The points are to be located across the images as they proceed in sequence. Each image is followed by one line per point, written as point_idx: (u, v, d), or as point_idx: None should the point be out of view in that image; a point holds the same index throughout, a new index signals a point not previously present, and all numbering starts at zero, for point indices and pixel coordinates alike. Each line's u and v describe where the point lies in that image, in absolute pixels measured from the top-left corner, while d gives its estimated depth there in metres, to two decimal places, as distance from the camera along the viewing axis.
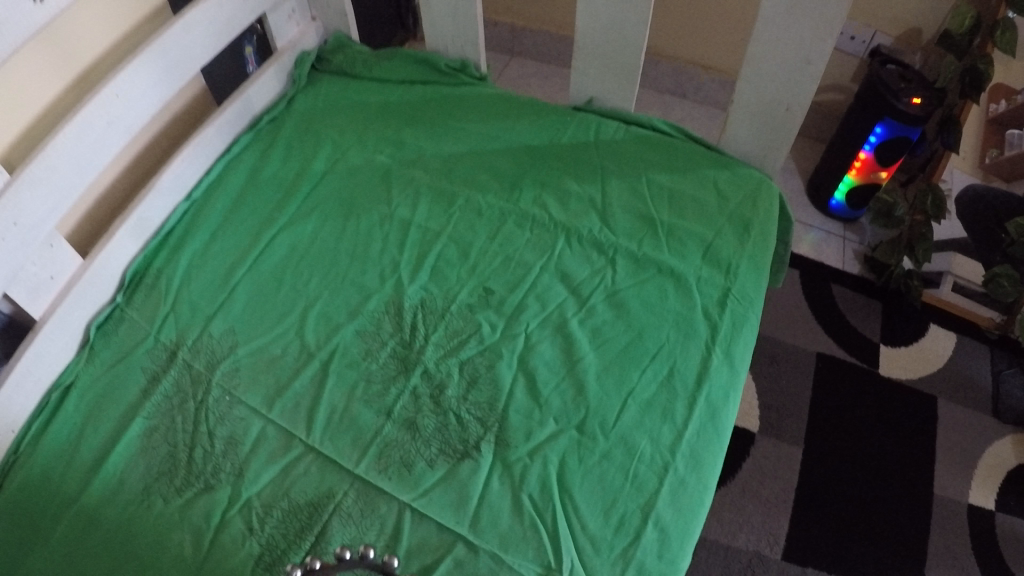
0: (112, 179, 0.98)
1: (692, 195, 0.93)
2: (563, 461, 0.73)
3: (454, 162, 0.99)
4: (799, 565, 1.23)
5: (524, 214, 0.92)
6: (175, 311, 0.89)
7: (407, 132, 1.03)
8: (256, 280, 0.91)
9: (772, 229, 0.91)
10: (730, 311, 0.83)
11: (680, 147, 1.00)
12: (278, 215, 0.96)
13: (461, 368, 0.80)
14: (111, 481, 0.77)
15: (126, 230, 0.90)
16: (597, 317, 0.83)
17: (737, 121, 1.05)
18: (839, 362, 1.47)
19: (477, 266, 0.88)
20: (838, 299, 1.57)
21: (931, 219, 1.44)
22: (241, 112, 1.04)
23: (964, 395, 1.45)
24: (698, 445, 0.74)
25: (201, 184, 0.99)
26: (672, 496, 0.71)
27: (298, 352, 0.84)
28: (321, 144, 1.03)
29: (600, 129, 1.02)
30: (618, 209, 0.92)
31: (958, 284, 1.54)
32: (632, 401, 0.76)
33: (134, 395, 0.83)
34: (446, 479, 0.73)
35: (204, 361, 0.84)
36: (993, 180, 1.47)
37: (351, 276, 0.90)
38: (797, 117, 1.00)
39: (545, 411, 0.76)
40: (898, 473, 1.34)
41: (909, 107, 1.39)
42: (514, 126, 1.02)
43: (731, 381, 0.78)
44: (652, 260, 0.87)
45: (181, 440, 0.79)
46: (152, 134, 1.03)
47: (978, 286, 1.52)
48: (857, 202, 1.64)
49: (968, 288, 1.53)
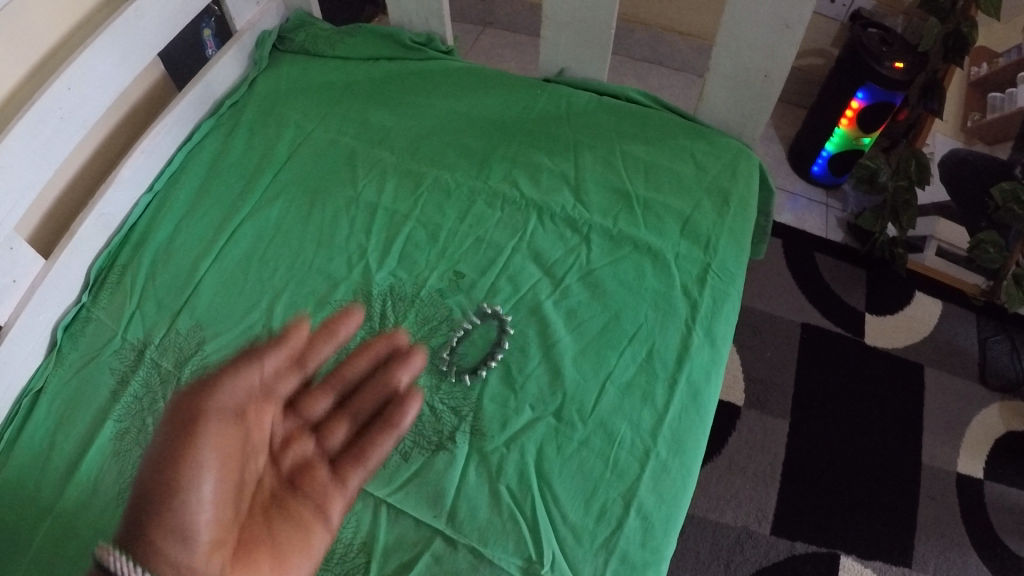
0: (71, 175, 0.93)
1: (670, 167, 0.90)
2: (541, 450, 0.70)
3: (421, 140, 0.95)
4: (788, 539, 1.22)
5: (495, 193, 0.88)
6: (142, 309, 0.84)
7: (372, 111, 0.98)
8: (222, 270, 0.86)
9: (752, 200, 0.88)
10: (710, 288, 0.80)
11: (663, 119, 0.96)
12: (241, 203, 0.91)
13: (435, 356, 0.76)
14: (84, 487, 0.74)
15: (87, 227, 0.86)
16: (572, 298, 0.79)
17: (714, 89, 1.02)
18: (825, 333, 1.46)
19: (447, 248, 0.84)
20: (823, 269, 1.55)
21: (914, 184, 1.40)
22: (200, 98, 0.98)
23: (950, 362, 1.45)
24: (679, 428, 0.71)
25: (163, 174, 0.94)
26: (654, 481, 0.69)
27: (264, 346, 0.80)
28: (282, 127, 0.98)
29: (575, 101, 0.97)
30: (593, 184, 0.88)
31: (942, 249, 1.52)
32: (610, 384, 0.73)
33: (103, 399, 0.79)
34: (420, 474, 0.70)
35: (172, 359, 0.80)
36: (975, 143, 1.41)
37: (317, 263, 0.85)
38: (775, 85, 0.96)
39: (521, 398, 0.73)
40: (886, 443, 1.34)
41: (891, 71, 1.35)
42: (484, 101, 0.98)
43: (712, 360, 0.76)
44: (628, 237, 0.84)
45: (151, 443, 0.76)
46: (112, 125, 0.98)
47: (962, 251, 1.49)
48: (839, 169, 1.61)
49: (952, 253, 1.51)
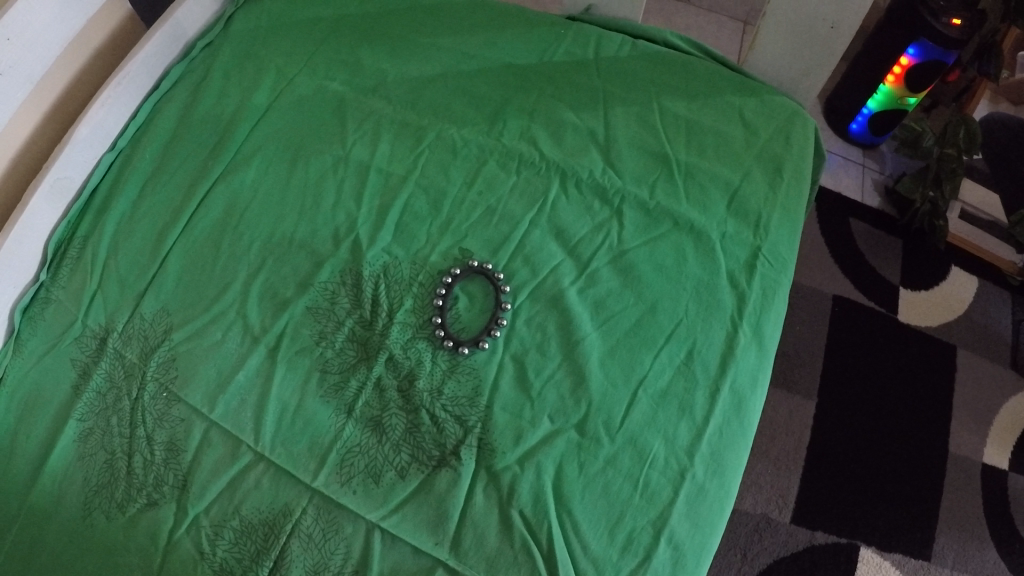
0: (26, 134, 0.76)
1: (717, 129, 0.76)
2: (560, 469, 0.59)
3: (422, 86, 0.79)
4: (808, 529, 1.15)
5: (510, 152, 0.74)
6: (103, 289, 0.70)
7: (365, 51, 0.81)
8: (191, 242, 0.71)
9: (807, 171, 0.75)
10: (760, 278, 0.67)
11: (710, 73, 0.81)
12: (213, 162, 0.75)
13: (435, 353, 0.64)
14: (48, 495, 0.65)
15: (40, 196, 0.72)
16: (601, 286, 0.66)
17: (768, 37, 0.86)
18: (857, 308, 1.35)
19: (452, 220, 0.70)
20: (857, 237, 1.42)
21: (962, 154, 1.26)
22: (170, 39, 0.82)
23: (984, 346, 1.35)
24: (720, 444, 0.61)
25: (127, 131, 0.80)
26: (689, 507, 0.59)
27: (239, 337, 0.66)
28: (261, 71, 0.80)
29: (603, 44, 0.83)
30: (625, 145, 0.74)
31: (965, 212, 1.45)
32: (642, 393, 0.62)
33: (65, 394, 0.68)
34: (420, 494, 0.60)
35: (137, 350, 0.67)
36: (1000, 103, 1.33)
37: (299, 237, 0.70)
38: (843, 38, 0.81)
39: (538, 407, 0.61)
40: (914, 432, 1.25)
41: (947, 28, 1.19)
42: (499, 43, 0.83)
43: (759, 364, 0.65)
44: (667, 212, 0.70)
45: (118, 446, 0.65)
46: (73, 70, 0.80)
47: (986, 215, 1.43)
48: (880, 130, 1.45)
49: (976, 216, 1.44)
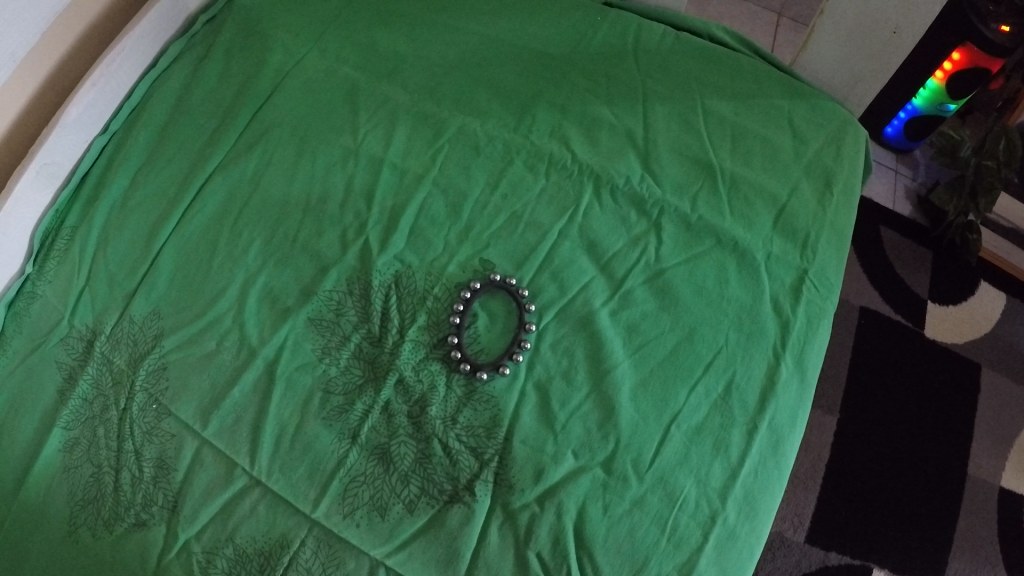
0: (14, 115, 0.70)
1: (764, 135, 0.69)
2: (582, 510, 0.54)
3: (442, 74, 0.73)
4: (822, 550, 1.07)
5: (539, 152, 0.67)
6: (91, 286, 0.65)
7: (381, 33, 0.75)
8: (186, 240, 0.65)
9: (858, 186, 0.69)
10: (806, 304, 0.61)
11: (757, 71, 0.74)
12: (211, 151, 0.69)
13: (450, 378, 0.59)
14: (32, 508, 0.61)
15: (27, 181, 0.67)
16: (634, 308, 0.61)
17: (825, 35, 0.80)
18: (884, 321, 1.26)
19: (472, 227, 0.64)
20: (886, 244, 1.33)
21: (1004, 167, 1.15)
22: (167, 13, 0.76)
23: (1008, 365, 1.25)
24: (755, 487, 0.56)
25: (121, 112, 0.73)
26: (718, 555, 0.54)
27: (235, 347, 0.61)
28: (267, 49, 0.73)
29: (644, 34, 0.76)
30: (665, 149, 0.68)
31: (990, 221, 1.32)
32: (675, 429, 0.57)
33: (51, 399, 0.63)
34: (429, 530, 0.55)
35: (126, 356, 0.62)
36: None
37: (303, 238, 0.64)
38: (903, 45, 0.77)
39: (562, 442, 0.56)
40: (937, 455, 1.16)
41: (996, 35, 1.11)
42: (527, 28, 0.76)
43: (800, 399, 0.59)
44: (709, 228, 0.64)
45: (105, 460, 0.60)
46: (67, 44, 0.73)
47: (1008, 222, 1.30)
48: (915, 134, 1.35)
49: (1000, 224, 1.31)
